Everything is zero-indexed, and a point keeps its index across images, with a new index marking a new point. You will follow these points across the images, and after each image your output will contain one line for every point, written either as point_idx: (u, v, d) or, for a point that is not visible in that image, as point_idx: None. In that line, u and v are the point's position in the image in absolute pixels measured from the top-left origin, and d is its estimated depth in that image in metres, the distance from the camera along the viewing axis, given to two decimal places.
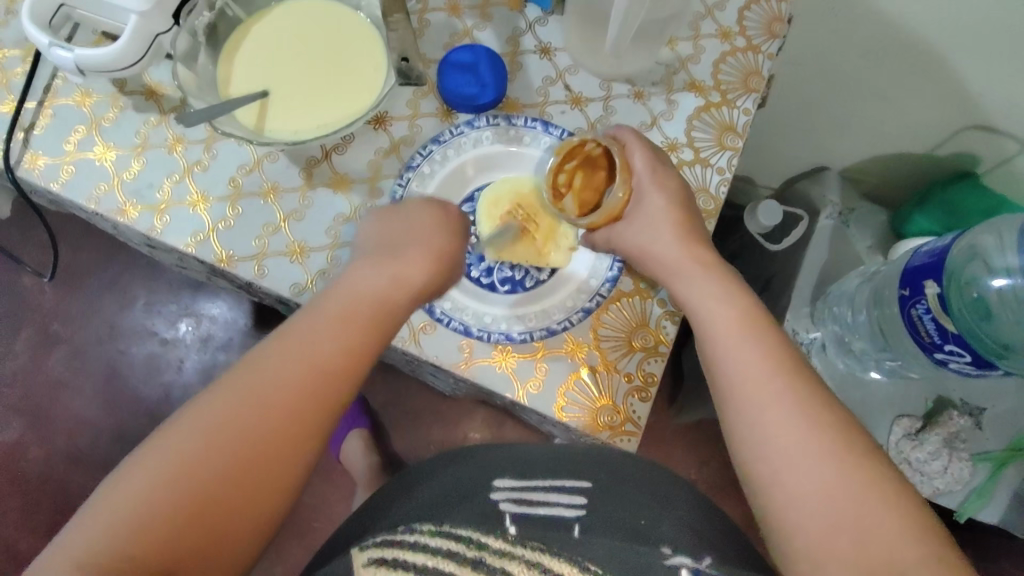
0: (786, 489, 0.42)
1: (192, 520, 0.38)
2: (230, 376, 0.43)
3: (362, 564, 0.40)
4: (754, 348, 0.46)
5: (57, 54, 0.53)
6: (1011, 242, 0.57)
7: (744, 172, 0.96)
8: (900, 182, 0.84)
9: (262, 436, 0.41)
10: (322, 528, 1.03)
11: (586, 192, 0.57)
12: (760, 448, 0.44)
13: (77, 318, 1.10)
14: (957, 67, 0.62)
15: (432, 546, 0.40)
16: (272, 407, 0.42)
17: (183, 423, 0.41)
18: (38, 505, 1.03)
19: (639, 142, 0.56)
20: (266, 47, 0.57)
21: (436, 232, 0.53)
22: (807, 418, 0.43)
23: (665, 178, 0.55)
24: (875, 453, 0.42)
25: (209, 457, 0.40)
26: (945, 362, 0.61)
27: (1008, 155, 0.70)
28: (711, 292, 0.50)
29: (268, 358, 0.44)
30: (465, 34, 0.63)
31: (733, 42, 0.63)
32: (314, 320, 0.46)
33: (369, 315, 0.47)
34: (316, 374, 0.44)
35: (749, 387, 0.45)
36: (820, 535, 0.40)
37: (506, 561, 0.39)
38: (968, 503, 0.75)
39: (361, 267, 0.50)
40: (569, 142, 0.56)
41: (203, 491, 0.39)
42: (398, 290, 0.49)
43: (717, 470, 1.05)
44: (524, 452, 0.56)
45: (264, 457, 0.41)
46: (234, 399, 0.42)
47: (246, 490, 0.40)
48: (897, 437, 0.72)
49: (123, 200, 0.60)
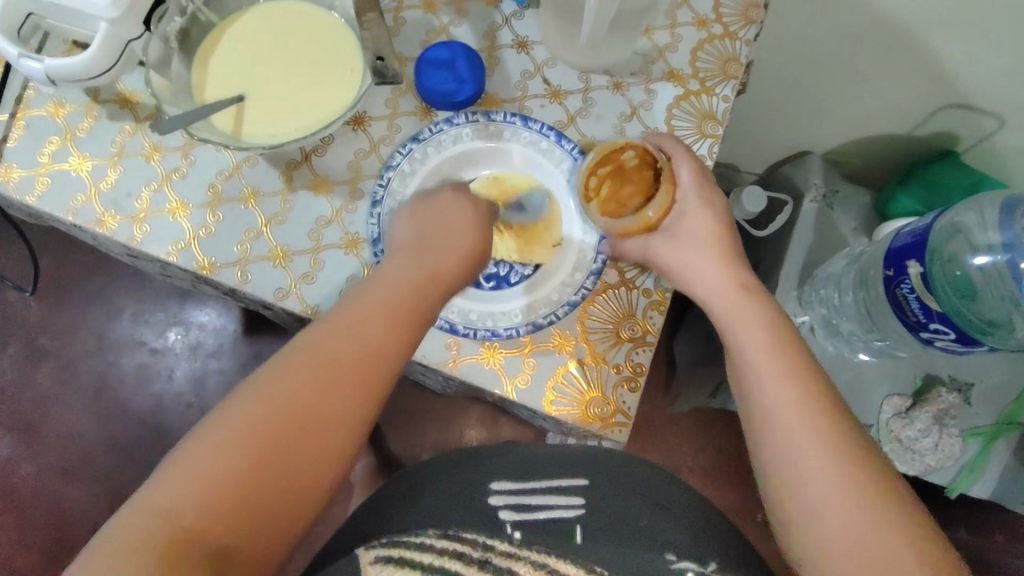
0: (805, 491, 0.43)
1: (246, 501, 0.39)
2: (265, 371, 0.43)
3: (369, 561, 0.41)
4: (772, 352, 0.47)
5: (28, 65, 0.52)
6: (992, 220, 0.58)
7: (727, 159, 0.95)
8: (883, 163, 0.85)
9: (319, 416, 0.42)
10: (323, 531, 1.03)
11: (610, 201, 0.56)
12: (777, 446, 0.45)
13: (63, 331, 1.09)
14: (931, 45, 0.62)
15: (439, 547, 0.42)
16: (327, 391, 0.43)
17: (240, 403, 0.41)
18: (33, 522, 1.02)
19: (684, 154, 0.56)
20: (243, 51, 0.56)
21: (474, 234, 0.53)
22: (820, 417, 0.44)
23: (710, 196, 0.55)
24: (862, 444, 0.44)
25: (250, 451, 0.40)
26: (930, 340, 0.62)
27: (988, 132, 0.71)
28: (733, 299, 0.51)
29: (317, 343, 0.44)
30: (441, 31, 0.63)
31: (710, 29, 0.63)
32: (365, 306, 0.46)
33: (413, 302, 0.48)
34: (355, 370, 0.44)
35: (774, 393, 0.46)
36: (837, 537, 0.41)
37: (512, 561, 0.42)
38: (959, 478, 0.74)
39: (400, 262, 0.50)
40: (609, 145, 0.56)
41: (247, 482, 0.39)
42: (434, 288, 0.49)
43: (711, 458, 1.06)
44: (525, 453, 0.57)
45: (303, 453, 0.41)
46: (286, 387, 0.42)
47: (297, 471, 0.41)
48: (886, 416, 0.73)
49: (101, 210, 0.59)
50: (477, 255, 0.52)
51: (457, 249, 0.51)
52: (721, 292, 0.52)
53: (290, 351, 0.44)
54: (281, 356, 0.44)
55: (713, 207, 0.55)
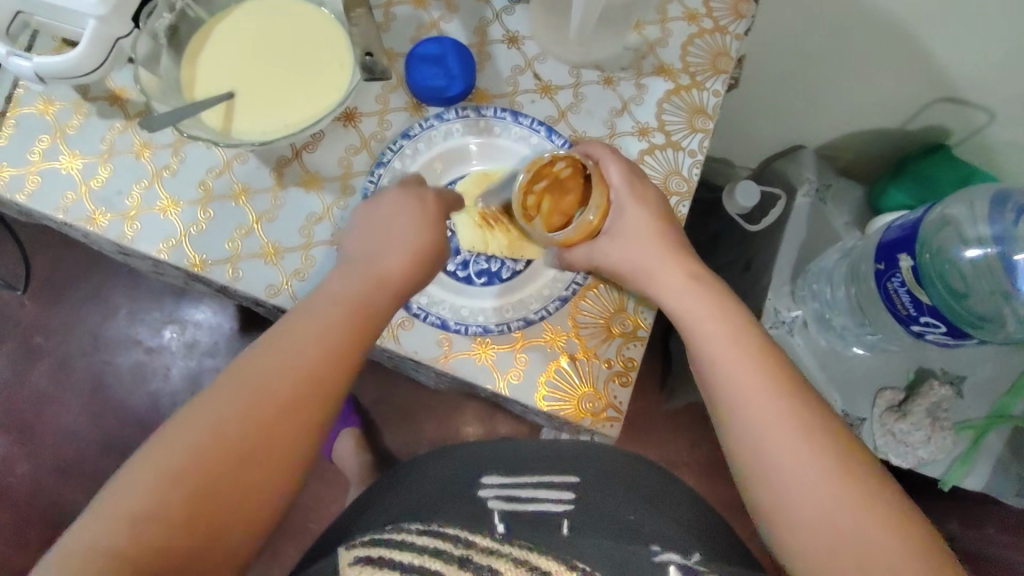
0: (786, 492, 0.42)
1: (192, 524, 0.38)
2: (202, 398, 0.42)
3: (348, 563, 0.38)
4: (743, 357, 0.46)
5: (17, 63, 0.52)
6: (982, 213, 0.59)
7: (719, 154, 0.95)
8: (876, 157, 0.85)
9: (263, 434, 0.41)
10: (318, 528, 1.03)
11: (553, 216, 0.56)
12: (755, 450, 0.44)
13: (58, 330, 1.08)
14: (921, 39, 0.62)
15: (418, 544, 0.37)
16: (270, 408, 0.42)
17: (183, 423, 0.40)
18: (30, 521, 1.02)
19: (612, 155, 0.56)
20: (231, 48, 0.56)
21: (415, 240, 0.51)
22: (794, 416, 0.44)
23: (643, 190, 0.55)
24: (836, 427, 0.44)
25: (189, 477, 0.39)
26: (922, 333, 0.62)
27: (979, 125, 0.71)
28: (705, 305, 0.50)
29: (260, 360, 0.43)
30: (431, 26, 0.63)
31: (700, 24, 0.63)
32: (307, 317, 0.46)
33: (359, 311, 0.47)
34: (293, 391, 0.42)
35: (747, 398, 0.45)
36: (821, 536, 0.41)
37: (493, 559, 0.37)
38: (952, 470, 0.73)
39: (337, 280, 0.49)
40: (538, 162, 0.54)
41: (183, 510, 0.38)
42: (378, 299, 0.48)
43: (706, 452, 1.06)
44: (513, 447, 0.58)
45: (244, 479, 0.40)
46: (231, 407, 0.41)
47: (244, 490, 0.40)
48: (879, 410, 0.73)
49: (92, 208, 0.59)
50: (422, 261, 0.51)
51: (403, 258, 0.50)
52: (679, 295, 0.51)
53: (234, 371, 0.43)
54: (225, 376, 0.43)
55: (647, 202, 0.55)
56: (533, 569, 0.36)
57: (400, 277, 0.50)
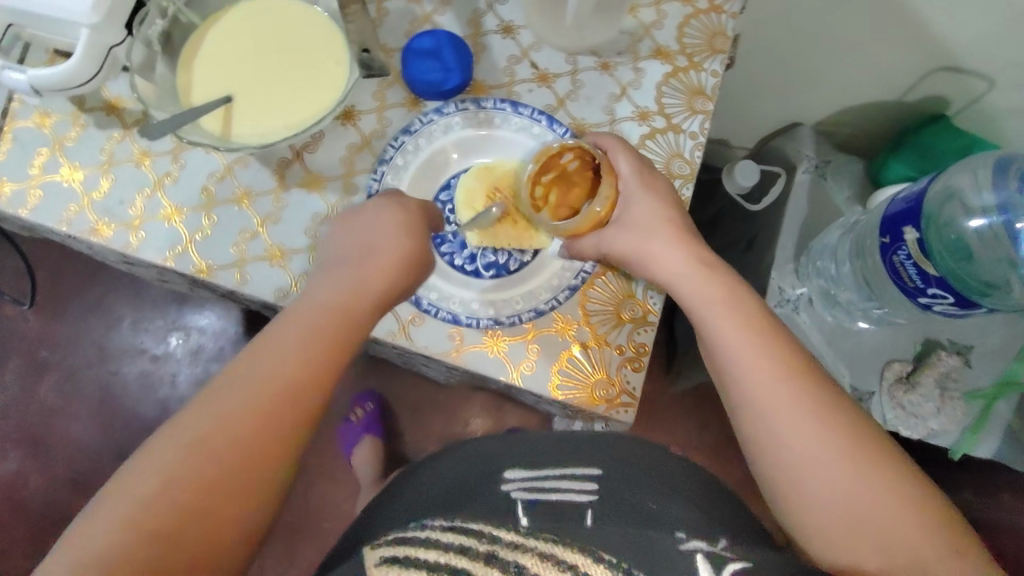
0: (801, 475, 0.42)
1: (180, 529, 0.38)
2: (191, 411, 0.42)
3: (373, 563, 0.37)
4: (752, 343, 0.46)
5: (11, 76, 0.51)
6: (986, 181, 0.59)
7: (716, 135, 0.95)
8: (874, 130, 0.85)
9: (246, 444, 0.41)
10: (333, 527, 1.04)
11: (560, 208, 0.57)
12: (767, 437, 0.44)
13: (64, 343, 1.08)
14: (917, 9, 0.62)
15: (444, 542, 0.37)
16: (255, 415, 0.42)
17: (171, 437, 0.40)
18: (46, 534, 1.03)
19: (621, 147, 0.56)
20: (225, 50, 0.56)
21: (397, 240, 0.51)
22: (805, 398, 0.44)
23: (652, 181, 0.55)
24: (845, 406, 0.44)
25: (172, 487, 0.38)
26: (929, 305, 0.62)
27: (978, 94, 0.71)
28: (717, 290, 0.50)
29: (242, 375, 0.43)
30: (424, 20, 0.62)
31: (695, 4, 0.62)
32: (290, 328, 0.46)
33: (340, 315, 0.47)
34: (274, 400, 0.42)
35: (760, 386, 0.45)
36: (836, 517, 0.41)
37: (519, 554, 0.36)
38: (962, 441, 0.74)
39: (321, 289, 0.49)
40: (547, 151, 0.55)
41: (168, 518, 0.37)
42: (361, 302, 0.48)
43: (716, 433, 1.07)
44: (526, 441, 0.58)
45: (221, 502, 0.39)
46: (216, 416, 0.41)
47: (229, 496, 0.40)
48: (888, 383, 0.74)
49: (95, 219, 0.59)
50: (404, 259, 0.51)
51: (381, 260, 0.50)
52: (692, 268, 0.51)
53: (220, 385, 0.43)
54: (210, 390, 0.43)
55: (657, 190, 0.55)
56: (558, 562, 0.35)
57: (381, 279, 0.50)
